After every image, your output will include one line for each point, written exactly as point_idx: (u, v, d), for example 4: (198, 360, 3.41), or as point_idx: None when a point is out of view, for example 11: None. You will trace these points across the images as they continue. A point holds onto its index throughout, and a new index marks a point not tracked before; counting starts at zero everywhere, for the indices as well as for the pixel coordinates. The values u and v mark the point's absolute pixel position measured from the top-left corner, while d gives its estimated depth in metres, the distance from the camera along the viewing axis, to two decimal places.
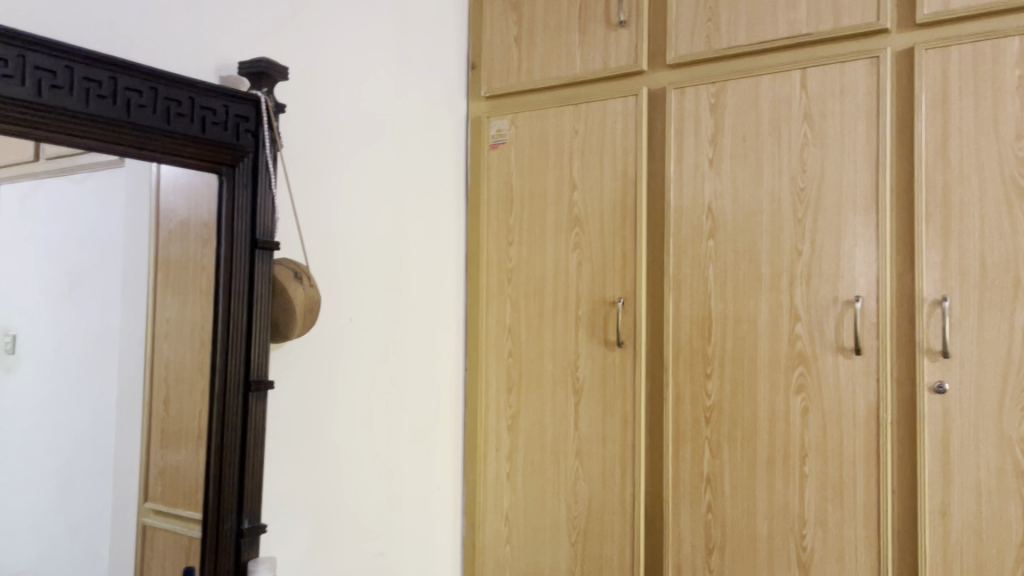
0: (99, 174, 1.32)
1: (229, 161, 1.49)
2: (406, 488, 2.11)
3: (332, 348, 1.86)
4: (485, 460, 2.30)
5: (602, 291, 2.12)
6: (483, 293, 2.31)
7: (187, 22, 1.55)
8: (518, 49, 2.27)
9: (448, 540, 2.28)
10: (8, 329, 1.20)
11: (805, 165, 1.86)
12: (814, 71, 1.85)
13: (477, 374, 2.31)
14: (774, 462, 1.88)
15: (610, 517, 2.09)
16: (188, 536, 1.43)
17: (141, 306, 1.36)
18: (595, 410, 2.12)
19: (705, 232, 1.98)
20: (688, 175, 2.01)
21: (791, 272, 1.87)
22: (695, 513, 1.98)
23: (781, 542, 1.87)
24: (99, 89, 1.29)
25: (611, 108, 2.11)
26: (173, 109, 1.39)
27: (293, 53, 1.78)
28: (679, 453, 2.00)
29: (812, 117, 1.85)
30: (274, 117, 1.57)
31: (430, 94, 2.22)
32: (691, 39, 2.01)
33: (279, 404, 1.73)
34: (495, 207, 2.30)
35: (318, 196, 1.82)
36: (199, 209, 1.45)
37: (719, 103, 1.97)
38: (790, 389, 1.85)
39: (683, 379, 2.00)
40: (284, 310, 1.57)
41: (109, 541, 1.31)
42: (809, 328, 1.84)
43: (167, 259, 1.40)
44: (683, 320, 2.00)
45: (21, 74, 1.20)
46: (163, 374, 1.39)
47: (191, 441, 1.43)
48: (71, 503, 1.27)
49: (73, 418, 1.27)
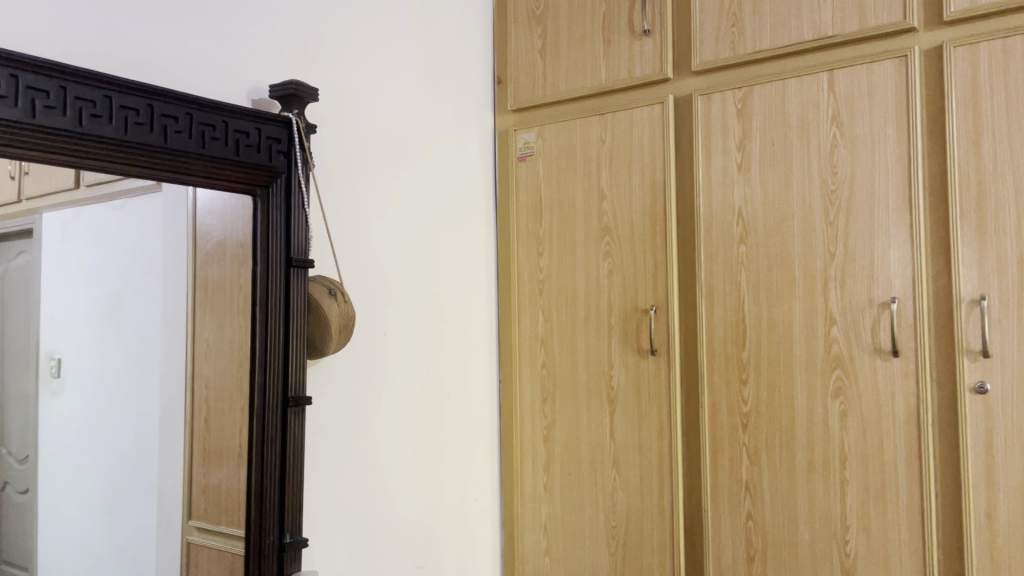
0: (137, 199, 1.34)
1: (264, 182, 1.52)
2: (444, 500, 2.12)
3: (367, 363, 1.88)
4: (522, 472, 2.30)
5: (634, 299, 2.12)
6: (516, 305, 2.32)
7: (219, 48, 1.59)
8: (544, 62, 2.29)
9: (488, 552, 2.29)
10: (52, 353, 1.22)
11: (835, 167, 1.85)
12: (842, 72, 1.84)
13: (512, 387, 2.32)
14: (813, 466, 1.86)
15: (649, 527, 2.08)
16: (232, 552, 1.45)
17: (180, 327, 1.39)
18: (630, 418, 2.12)
19: (736, 238, 1.97)
20: (717, 182, 2.01)
21: (825, 274, 1.85)
22: (735, 521, 1.96)
23: (823, 549, 1.84)
24: (137, 116, 1.33)
25: (638, 116, 2.12)
26: (207, 133, 1.43)
27: (323, 75, 1.81)
28: (717, 460, 1.99)
29: (840, 118, 1.84)
30: (305, 138, 1.59)
31: (458, 109, 2.24)
32: (716, 45, 2.01)
33: (319, 421, 1.75)
34: (525, 219, 2.31)
35: (350, 214, 1.85)
36: (236, 230, 1.48)
37: (746, 108, 1.97)
38: (828, 394, 1.83)
39: (719, 387, 1.99)
40: (319, 326, 1.59)
41: (155, 559, 1.34)
42: (846, 332, 1.82)
43: (206, 280, 1.43)
44: (717, 326, 2.00)
45: (62, 104, 1.24)
46: (204, 394, 1.42)
47: (232, 459, 1.46)
48: (119, 527, 1.29)
49: (121, 440, 1.29)
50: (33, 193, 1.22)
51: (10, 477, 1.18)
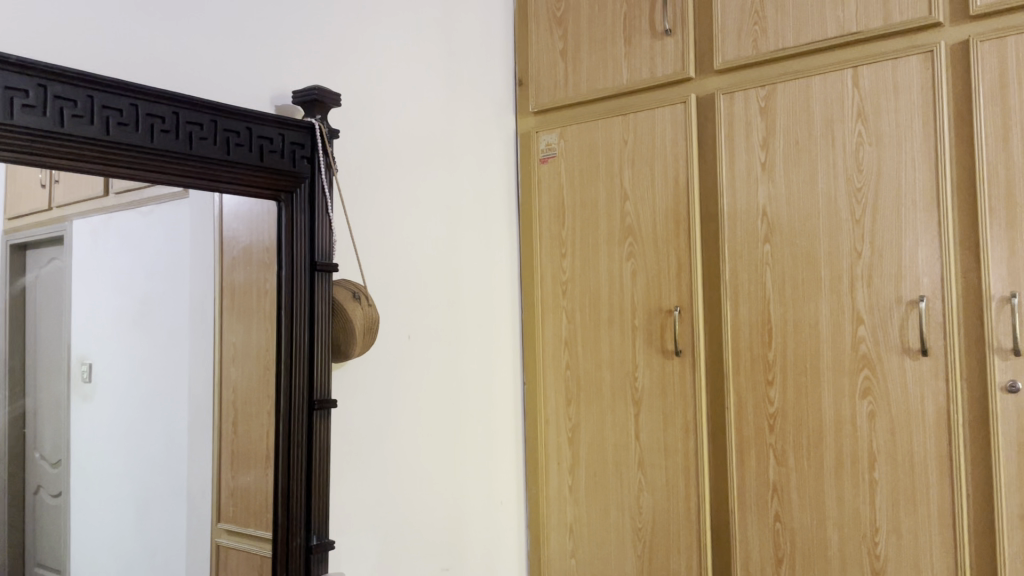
0: (165, 207, 1.36)
1: (288, 187, 1.53)
2: (470, 501, 2.12)
3: (391, 366, 1.88)
4: (547, 474, 2.30)
5: (658, 300, 2.11)
6: (540, 306, 2.32)
7: (243, 54, 1.60)
8: (565, 63, 2.29)
9: (514, 554, 2.29)
10: (83, 357, 1.24)
11: (861, 164, 1.83)
12: (866, 69, 1.82)
13: (537, 388, 2.32)
14: (842, 468, 1.84)
15: (675, 528, 2.08)
16: (261, 554, 1.46)
17: (208, 331, 1.41)
18: (655, 419, 2.11)
19: (761, 237, 1.96)
20: (741, 181, 1.99)
21: (851, 272, 1.83)
22: (762, 523, 1.95)
23: (852, 550, 1.82)
24: (162, 124, 1.35)
25: (660, 116, 2.11)
26: (232, 139, 1.44)
27: (345, 80, 1.82)
28: (744, 461, 1.98)
29: (865, 116, 1.82)
30: (328, 143, 1.61)
31: (480, 111, 2.25)
32: (738, 44, 2.00)
33: (345, 423, 1.76)
34: (548, 220, 2.31)
35: (374, 218, 1.86)
36: (261, 236, 1.50)
37: (769, 106, 1.95)
38: (856, 394, 1.82)
39: (744, 388, 1.98)
40: (344, 330, 1.60)
41: (185, 560, 1.35)
42: (873, 331, 1.80)
43: (232, 285, 1.45)
44: (742, 326, 1.98)
45: (90, 113, 1.26)
46: (232, 398, 1.44)
47: (259, 462, 1.47)
48: (149, 527, 1.31)
49: (151, 443, 1.31)
50: (63, 202, 1.24)
51: (43, 481, 1.19)
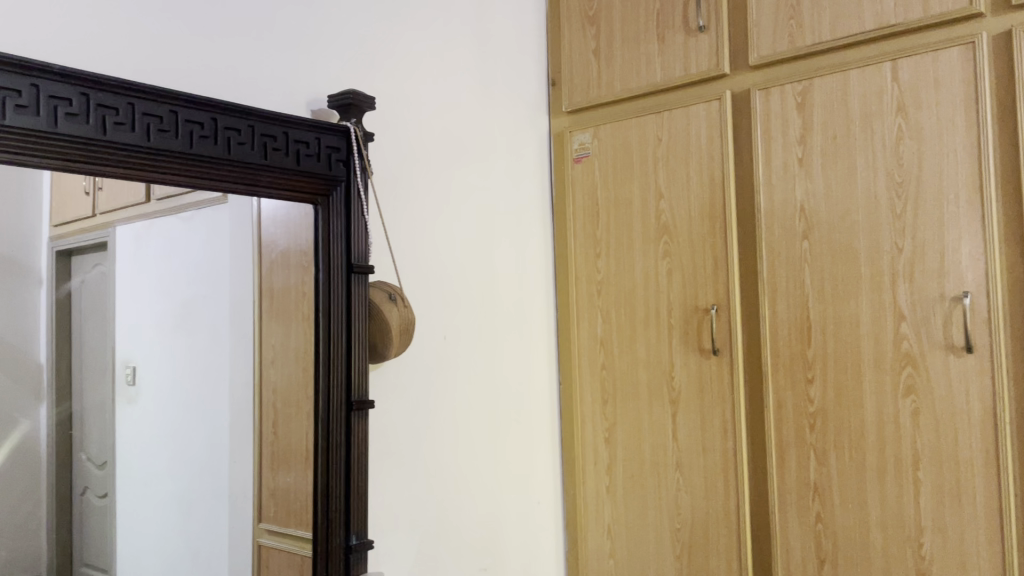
0: (206, 211, 1.39)
1: (324, 191, 1.55)
2: (507, 502, 2.12)
3: (427, 367, 1.90)
4: (585, 474, 2.29)
5: (694, 299, 2.09)
6: (575, 306, 2.31)
7: (279, 61, 1.62)
8: (598, 62, 2.28)
9: (552, 554, 2.28)
10: (127, 361, 1.27)
11: (901, 159, 1.80)
12: (906, 61, 1.79)
13: (573, 389, 2.31)
14: (885, 468, 1.81)
15: (715, 529, 2.06)
16: (301, 554, 1.47)
17: (248, 334, 1.43)
18: (693, 420, 2.09)
19: (799, 234, 1.93)
20: (778, 178, 1.97)
21: (892, 269, 1.80)
22: (804, 523, 1.92)
23: (897, 551, 1.79)
24: (201, 130, 1.37)
25: (695, 114, 2.10)
26: (269, 144, 1.46)
27: (379, 83, 1.83)
28: (784, 460, 1.95)
29: (905, 109, 1.79)
30: (364, 146, 1.61)
31: (513, 111, 2.25)
32: (774, 39, 1.98)
33: (382, 424, 1.77)
34: (582, 220, 2.30)
35: (408, 220, 1.87)
36: (299, 239, 1.52)
37: (806, 101, 1.93)
38: (898, 393, 1.78)
39: (784, 387, 1.95)
40: (381, 330, 1.62)
41: (227, 560, 1.37)
42: (916, 328, 1.77)
43: (271, 287, 1.47)
44: (781, 324, 1.96)
45: (131, 121, 1.28)
46: (272, 400, 1.45)
47: (299, 463, 1.49)
48: (192, 527, 1.33)
49: (193, 444, 1.34)
50: (107, 208, 1.27)
51: (90, 483, 1.22)
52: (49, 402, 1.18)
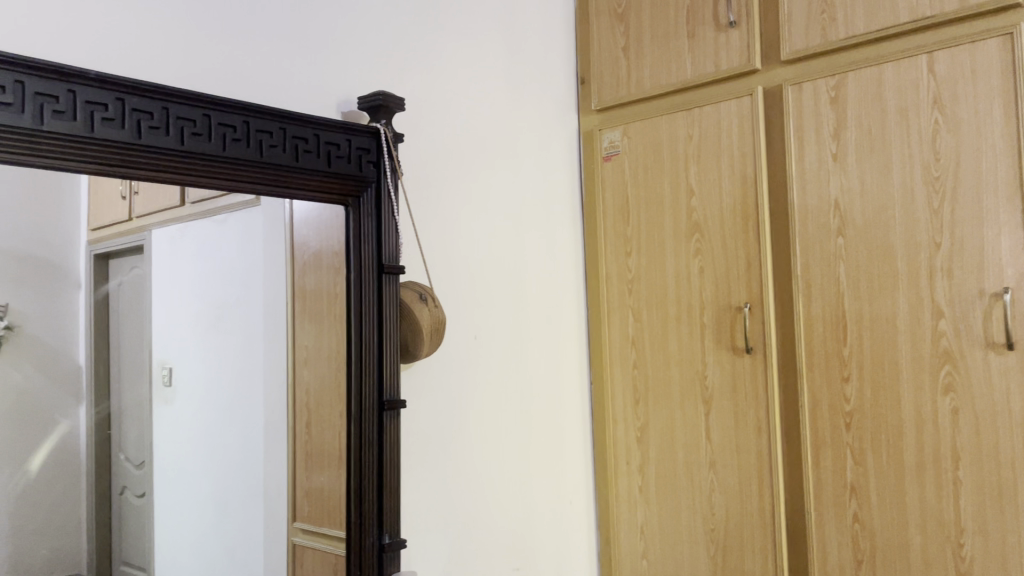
0: (239, 214, 1.40)
1: (355, 192, 1.56)
2: (539, 501, 2.12)
3: (458, 366, 1.90)
4: (617, 474, 2.28)
5: (727, 297, 2.07)
6: (606, 305, 2.30)
7: (310, 64, 1.64)
8: (627, 59, 2.27)
9: (585, 554, 2.28)
10: (163, 362, 1.28)
11: (938, 152, 1.76)
12: (942, 54, 1.76)
13: (604, 388, 2.30)
14: (923, 467, 1.77)
15: (749, 529, 2.04)
16: (335, 553, 1.48)
17: (282, 336, 1.44)
18: (726, 419, 2.08)
19: (833, 230, 1.91)
20: (811, 174, 1.95)
21: (930, 265, 1.77)
22: (840, 523, 1.90)
23: (936, 552, 1.76)
24: (234, 133, 1.38)
25: (726, 110, 2.08)
26: (301, 146, 1.47)
27: (409, 83, 1.84)
28: (820, 459, 1.93)
29: (941, 102, 1.76)
30: (393, 147, 1.62)
31: (542, 110, 2.25)
32: (806, 33, 1.95)
33: (413, 424, 1.78)
34: (612, 218, 2.29)
35: (438, 220, 1.88)
36: (330, 240, 1.53)
37: (840, 95, 1.90)
38: (937, 391, 1.75)
39: (819, 386, 1.93)
40: (412, 331, 1.62)
41: (262, 558, 1.38)
42: (954, 324, 1.73)
43: (303, 289, 1.48)
44: (816, 322, 1.93)
45: (166, 124, 1.30)
46: (305, 400, 1.47)
47: (332, 462, 1.50)
48: (227, 525, 1.34)
49: (227, 442, 1.35)
50: (143, 212, 1.29)
51: (128, 482, 1.23)
52: (88, 401, 1.20)
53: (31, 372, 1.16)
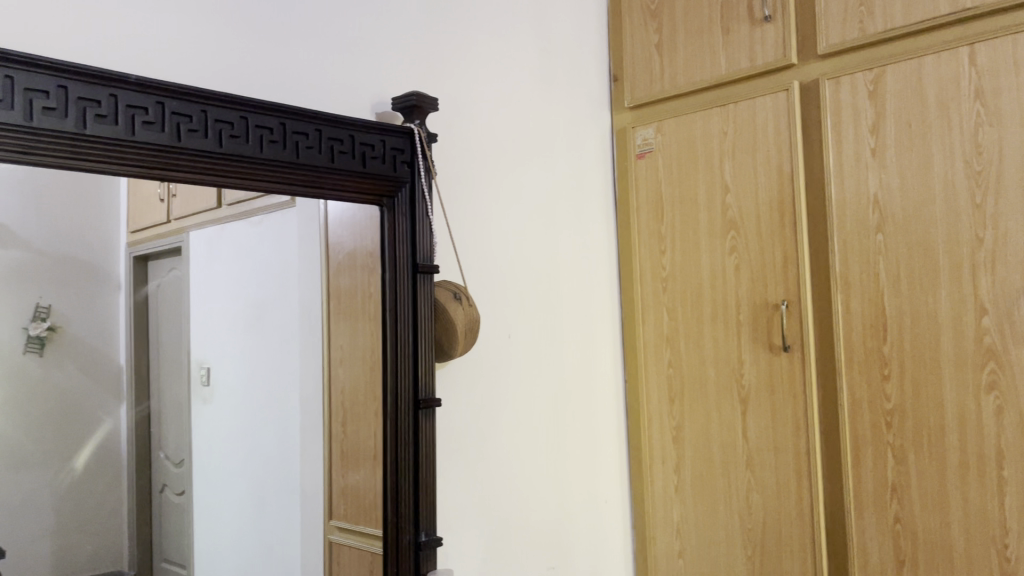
0: (274, 216, 1.42)
1: (389, 192, 1.57)
2: (574, 500, 2.11)
3: (492, 365, 1.90)
4: (652, 473, 2.27)
5: (764, 294, 2.06)
6: (640, 303, 2.29)
7: (344, 65, 1.65)
8: (660, 56, 2.25)
9: (620, 553, 2.26)
10: (202, 362, 1.30)
11: (981, 146, 1.73)
12: (984, 46, 1.72)
13: (639, 386, 2.29)
14: (967, 467, 1.74)
15: (788, 529, 2.01)
16: (371, 551, 1.49)
17: (317, 336, 1.45)
18: (764, 418, 2.05)
19: (873, 226, 1.88)
20: (849, 169, 1.92)
21: (972, 261, 1.74)
22: (881, 523, 1.87)
23: (980, 553, 1.72)
24: (270, 135, 1.40)
25: (761, 106, 2.06)
26: (336, 147, 1.48)
27: (442, 83, 1.84)
28: (859, 459, 1.90)
29: (984, 95, 1.73)
30: (427, 147, 1.62)
31: (574, 108, 2.24)
32: (843, 26, 1.92)
33: (447, 423, 1.78)
34: (646, 216, 2.28)
35: (472, 220, 1.88)
36: (365, 241, 1.54)
37: (878, 89, 1.87)
38: (981, 389, 1.72)
39: (859, 383, 1.90)
40: (447, 331, 1.62)
41: (300, 556, 1.39)
42: (999, 321, 1.70)
43: (338, 289, 1.48)
44: (855, 319, 1.91)
45: (204, 127, 1.32)
46: (341, 399, 1.48)
47: (368, 461, 1.51)
48: (265, 522, 1.36)
49: (265, 441, 1.37)
50: (180, 214, 1.30)
51: (168, 479, 1.26)
52: (128, 401, 1.22)
53: (73, 372, 1.18)
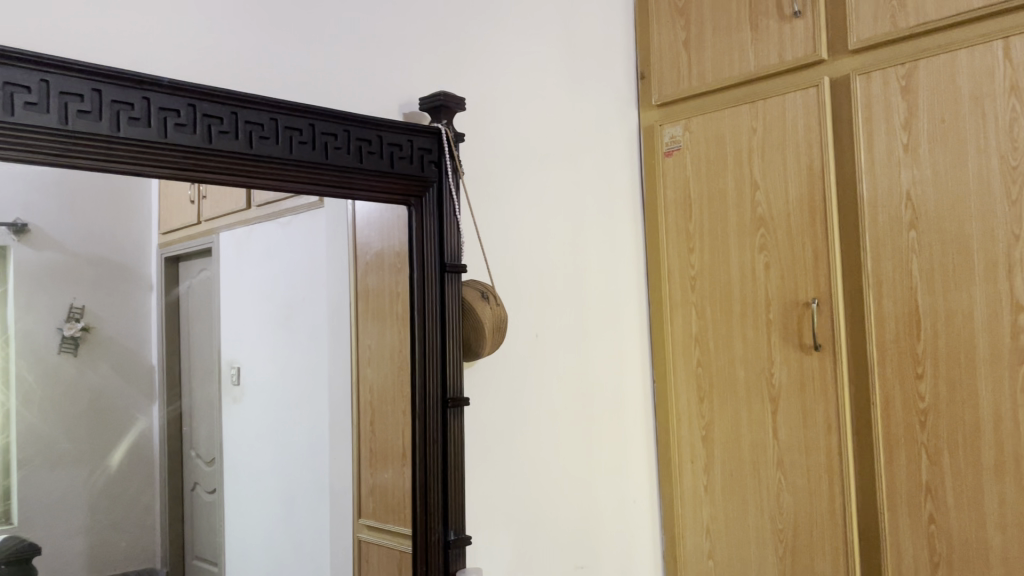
0: (303, 217, 1.43)
1: (417, 192, 1.57)
2: (602, 500, 2.10)
3: (519, 365, 1.90)
4: (682, 473, 2.25)
5: (794, 292, 2.03)
6: (668, 302, 2.27)
7: (372, 66, 1.66)
8: (688, 53, 2.24)
9: (649, 554, 2.25)
10: (232, 361, 1.32)
11: (1016, 140, 1.70)
12: (1019, 39, 1.69)
13: (667, 385, 2.28)
14: (1003, 467, 1.71)
15: (819, 530, 1.99)
16: (400, 550, 1.50)
17: (345, 335, 1.46)
18: (795, 417, 2.03)
19: (906, 223, 1.85)
20: (881, 166, 1.89)
21: (1008, 258, 1.71)
22: (915, 524, 1.84)
23: (1017, 555, 1.69)
24: (300, 136, 1.41)
25: (791, 103, 2.04)
26: (365, 148, 1.49)
27: (469, 83, 1.84)
28: (892, 459, 1.87)
29: (1019, 89, 1.70)
30: (455, 147, 1.63)
31: (601, 106, 2.23)
32: (875, 20, 1.90)
33: (475, 422, 1.79)
34: (674, 214, 2.27)
35: (499, 219, 1.88)
36: (392, 241, 1.54)
37: (911, 85, 1.84)
38: (1017, 388, 1.69)
39: (892, 382, 1.87)
40: (475, 331, 1.62)
41: (329, 554, 1.41)
42: None
43: (366, 289, 1.50)
44: (887, 318, 1.88)
45: (235, 129, 1.34)
46: (370, 398, 1.48)
47: (396, 460, 1.51)
48: (296, 520, 1.37)
49: (294, 441, 1.38)
50: (210, 215, 1.32)
51: (200, 478, 1.27)
52: (160, 400, 1.23)
53: (108, 371, 1.19)
